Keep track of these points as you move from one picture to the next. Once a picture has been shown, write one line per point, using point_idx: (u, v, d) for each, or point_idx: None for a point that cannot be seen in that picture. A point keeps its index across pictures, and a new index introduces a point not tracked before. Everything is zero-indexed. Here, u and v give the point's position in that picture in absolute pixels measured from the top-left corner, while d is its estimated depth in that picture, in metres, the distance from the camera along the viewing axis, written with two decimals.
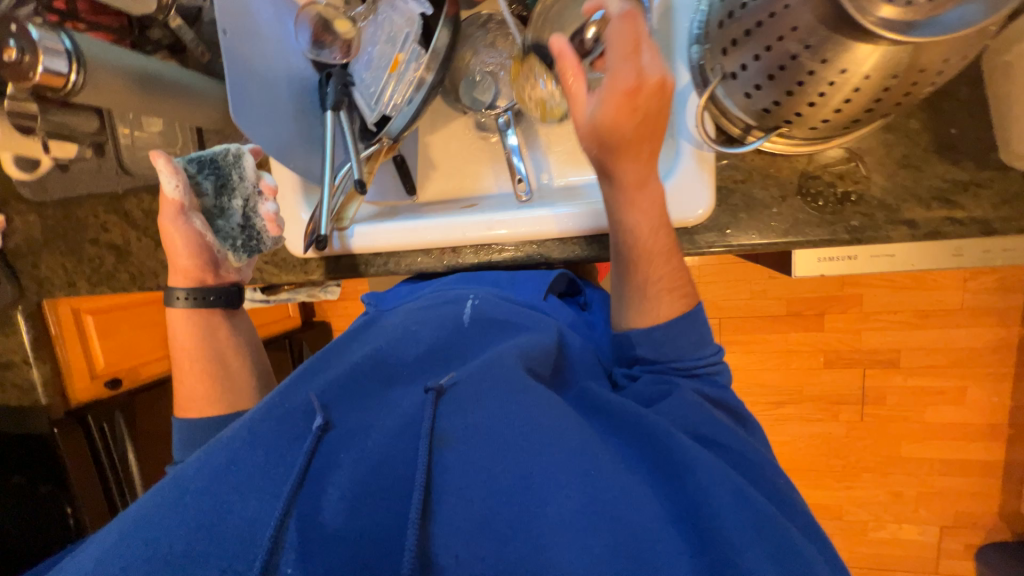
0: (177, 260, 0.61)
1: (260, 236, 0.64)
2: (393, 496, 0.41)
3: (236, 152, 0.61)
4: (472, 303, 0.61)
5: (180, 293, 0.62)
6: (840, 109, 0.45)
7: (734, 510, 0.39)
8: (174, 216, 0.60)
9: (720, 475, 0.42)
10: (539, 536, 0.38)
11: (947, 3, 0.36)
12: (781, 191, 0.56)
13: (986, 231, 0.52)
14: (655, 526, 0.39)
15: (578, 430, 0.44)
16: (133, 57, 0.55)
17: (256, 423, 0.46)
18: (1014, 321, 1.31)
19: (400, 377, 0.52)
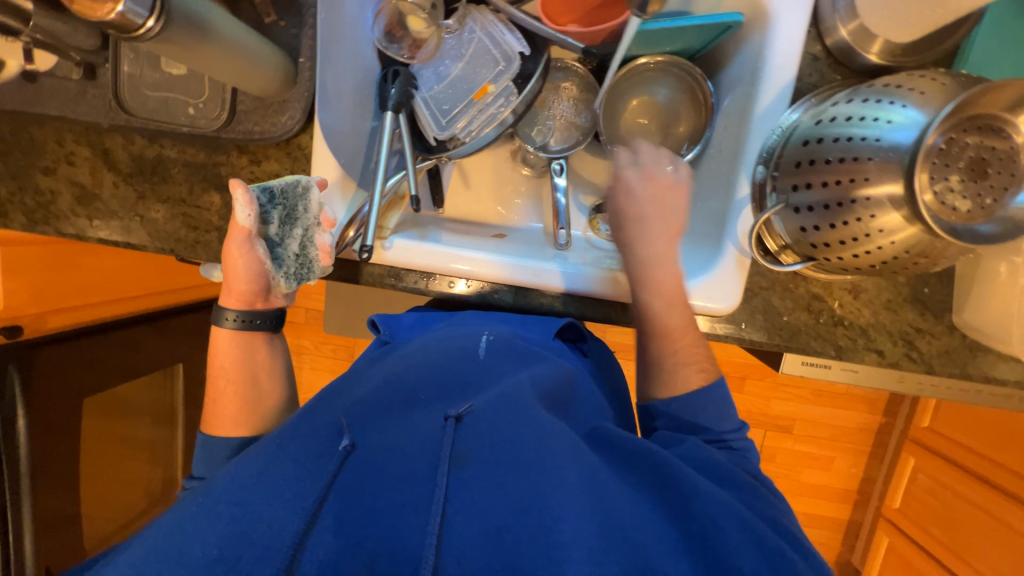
0: (233, 285, 0.61)
1: (313, 266, 0.63)
2: (409, 509, 0.41)
3: (306, 185, 0.62)
4: (486, 339, 0.61)
5: (230, 314, 0.62)
6: (874, 265, 0.53)
7: (735, 541, 0.43)
8: (240, 243, 0.59)
9: (717, 500, 0.45)
10: (553, 548, 0.39)
11: (980, 217, 0.45)
12: (793, 304, 0.65)
13: (928, 370, 0.65)
14: (663, 551, 0.41)
15: (586, 456, 0.47)
16: (201, 4, 0.48)
17: (275, 446, 0.46)
18: (880, 412, 1.61)
19: (416, 398, 0.51)
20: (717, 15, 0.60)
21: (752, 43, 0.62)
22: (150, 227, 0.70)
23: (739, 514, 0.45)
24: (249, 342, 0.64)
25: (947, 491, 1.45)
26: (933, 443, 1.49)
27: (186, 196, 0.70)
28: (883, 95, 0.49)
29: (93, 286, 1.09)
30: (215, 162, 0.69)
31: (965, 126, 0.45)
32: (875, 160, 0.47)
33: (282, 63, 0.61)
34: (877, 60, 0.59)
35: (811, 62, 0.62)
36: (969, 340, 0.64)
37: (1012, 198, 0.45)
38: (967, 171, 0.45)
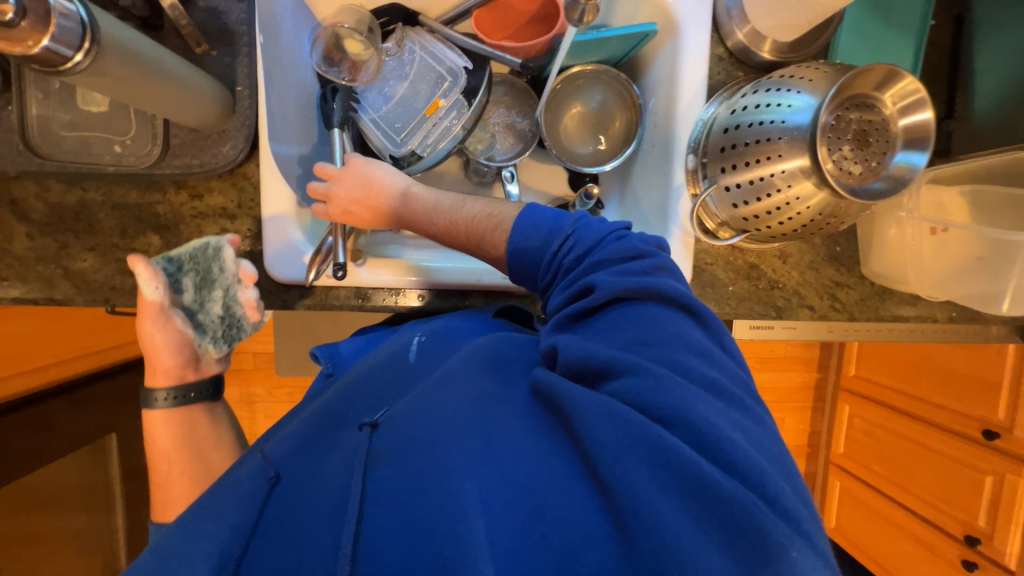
0: (156, 360, 0.64)
1: (240, 324, 0.66)
2: (323, 523, 0.41)
3: (215, 245, 0.61)
4: (417, 342, 0.60)
5: (162, 393, 0.66)
6: (796, 229, 0.61)
7: (635, 466, 0.36)
8: (154, 319, 0.62)
9: (607, 415, 0.39)
10: (454, 533, 0.36)
11: (870, 177, 0.54)
12: (735, 275, 0.73)
13: (851, 317, 0.75)
14: (569, 498, 0.38)
15: (493, 419, 0.44)
16: (134, 37, 0.47)
17: (213, 491, 0.49)
18: (814, 368, 1.80)
19: (342, 416, 0.52)
20: (635, 26, 0.67)
21: (666, 49, 0.70)
22: (77, 279, 0.64)
23: (631, 421, 0.38)
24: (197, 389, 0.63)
25: (880, 429, 1.63)
26: (861, 388, 1.68)
27: (119, 240, 0.64)
28: (780, 84, 0.58)
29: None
30: (149, 201, 0.64)
31: (845, 105, 0.54)
32: (783, 139, 0.55)
33: (219, 92, 0.60)
34: (769, 56, 0.69)
35: (718, 62, 0.71)
36: (878, 286, 0.75)
37: (890, 159, 0.55)
38: (854, 141, 0.54)
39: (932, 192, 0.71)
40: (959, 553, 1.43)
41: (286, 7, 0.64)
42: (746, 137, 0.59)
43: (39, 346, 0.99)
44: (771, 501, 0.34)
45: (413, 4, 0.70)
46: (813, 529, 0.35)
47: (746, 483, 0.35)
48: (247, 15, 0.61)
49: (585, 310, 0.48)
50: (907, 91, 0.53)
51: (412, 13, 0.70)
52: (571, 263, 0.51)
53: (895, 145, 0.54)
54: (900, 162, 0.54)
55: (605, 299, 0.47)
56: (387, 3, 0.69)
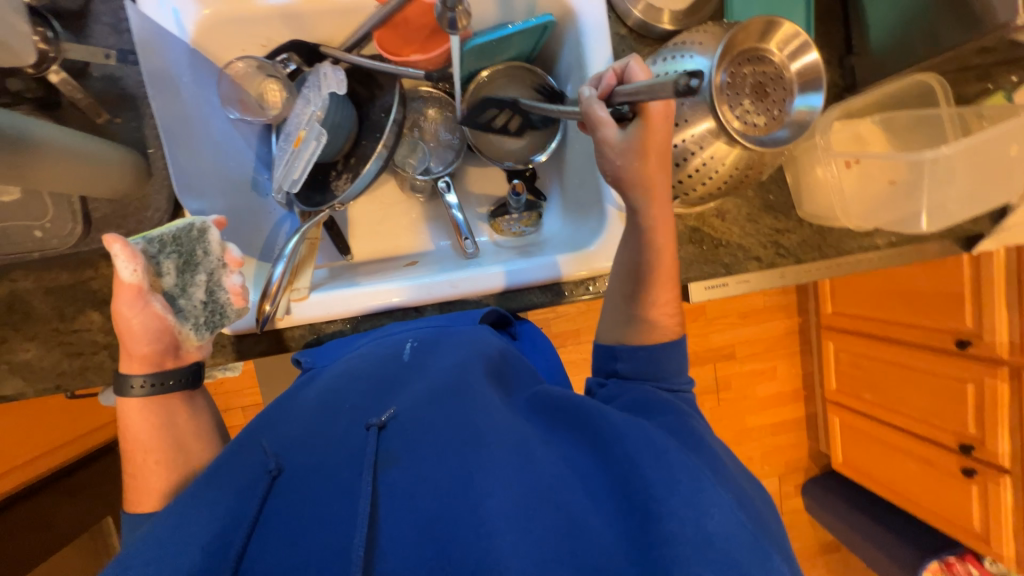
0: (132, 346, 0.54)
1: (226, 310, 0.59)
2: (330, 530, 0.40)
3: (201, 226, 0.57)
4: (410, 347, 0.61)
5: (137, 380, 0.55)
6: (719, 187, 0.63)
7: (656, 471, 0.43)
8: (130, 302, 0.53)
9: (645, 443, 0.45)
10: (480, 527, 0.39)
11: (775, 126, 0.56)
12: (679, 241, 0.74)
13: (797, 260, 0.77)
14: (588, 505, 0.42)
15: (515, 429, 0.47)
16: (20, 121, 0.46)
17: (201, 479, 0.46)
18: (795, 313, 1.84)
19: (340, 412, 0.50)
20: (533, 20, 0.69)
21: (570, 37, 0.72)
22: (24, 370, 0.63)
23: (662, 448, 0.45)
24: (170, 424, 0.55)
25: (865, 359, 1.67)
26: (841, 324, 1.72)
27: (59, 324, 0.63)
28: (676, 51, 0.59)
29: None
30: (82, 279, 0.63)
31: (738, 61, 0.55)
32: (685, 105, 0.57)
33: (129, 161, 0.59)
34: (669, 27, 0.71)
35: (621, 40, 0.73)
36: (816, 226, 0.77)
37: (791, 105, 0.56)
38: (753, 94, 0.56)
39: (849, 127, 0.73)
40: (957, 462, 1.46)
41: (182, 62, 0.63)
42: None
43: (9, 444, 0.96)
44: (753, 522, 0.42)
45: (313, 37, 0.71)
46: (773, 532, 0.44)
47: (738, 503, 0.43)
48: (142, 75, 0.61)
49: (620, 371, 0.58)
50: (789, 37, 0.55)
51: (312, 46, 0.70)
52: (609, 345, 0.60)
53: (793, 91, 0.56)
54: (801, 107, 0.56)
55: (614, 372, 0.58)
56: (285, 41, 0.69)
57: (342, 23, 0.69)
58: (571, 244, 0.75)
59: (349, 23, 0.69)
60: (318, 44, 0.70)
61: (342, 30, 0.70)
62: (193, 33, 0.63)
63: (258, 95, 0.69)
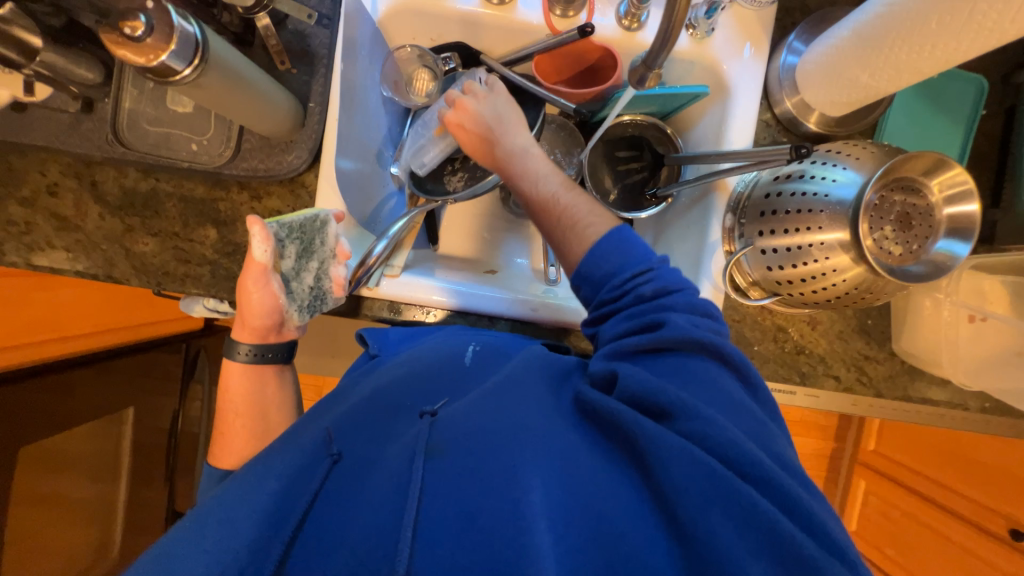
0: (250, 319, 0.61)
1: (326, 298, 0.65)
2: (384, 508, 0.43)
3: (324, 219, 0.62)
4: (472, 350, 0.62)
5: (245, 348, 0.64)
6: (830, 299, 0.61)
7: (699, 495, 0.39)
8: (256, 278, 0.59)
9: (682, 455, 0.40)
10: (519, 525, 0.39)
11: (909, 260, 0.55)
12: (762, 335, 0.73)
13: (877, 393, 0.74)
14: (630, 518, 0.40)
15: (552, 432, 0.46)
16: (231, 55, 0.52)
17: (273, 448, 0.53)
18: (830, 437, 1.74)
19: (402, 399, 0.54)
20: (689, 88, 0.69)
21: (715, 111, 0.73)
22: (136, 260, 0.68)
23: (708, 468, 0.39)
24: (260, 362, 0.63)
25: (896, 511, 1.56)
26: (880, 465, 1.60)
27: (179, 230, 0.69)
28: (826, 158, 0.59)
29: (33, 324, 1.00)
30: (213, 197, 0.69)
31: (890, 186, 0.55)
32: (825, 212, 0.56)
33: (294, 110, 0.64)
34: (816, 128, 0.70)
35: (765, 128, 0.73)
36: (908, 365, 0.73)
37: (931, 245, 0.55)
38: (896, 223, 0.55)
39: (972, 279, 0.70)
40: None
41: (365, 35, 0.69)
42: (787, 205, 0.60)
43: None
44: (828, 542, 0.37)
45: (478, 45, 0.75)
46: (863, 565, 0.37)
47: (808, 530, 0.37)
48: (329, 40, 0.66)
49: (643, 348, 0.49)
50: (955, 180, 0.54)
51: (475, 52, 0.74)
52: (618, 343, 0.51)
53: (937, 233, 0.55)
54: (941, 249, 0.55)
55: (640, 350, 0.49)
56: (454, 41, 0.74)
57: (509, 40, 0.73)
58: None
59: (515, 41, 0.73)
60: (480, 52, 0.74)
61: (506, 46, 0.74)
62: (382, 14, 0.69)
63: (410, 81, 0.75)
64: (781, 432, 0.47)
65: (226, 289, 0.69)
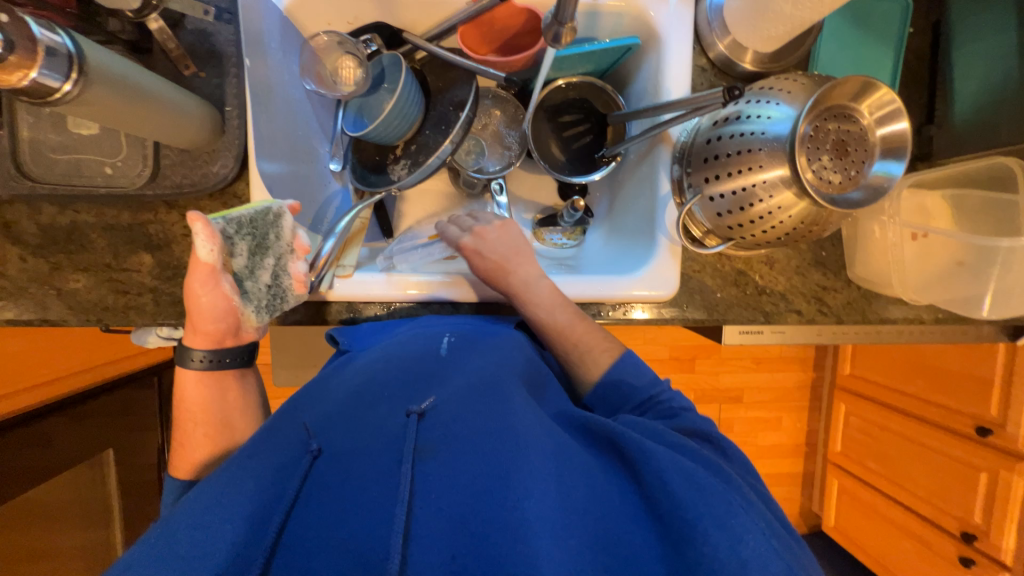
0: (200, 324, 0.57)
1: (286, 295, 0.61)
2: (375, 513, 0.42)
3: (277, 212, 0.59)
4: (447, 340, 0.60)
5: (199, 354, 0.59)
6: (780, 237, 0.62)
7: (691, 497, 0.43)
8: (204, 279, 0.54)
9: (678, 470, 0.45)
10: (517, 526, 0.41)
11: (849, 186, 0.55)
12: (723, 281, 0.74)
13: (838, 320, 0.76)
14: (622, 516, 0.43)
15: (550, 439, 0.48)
16: (127, 68, 0.48)
17: (251, 442, 0.51)
18: (809, 367, 1.80)
19: (382, 394, 0.52)
20: (619, 41, 0.68)
21: (649, 62, 0.71)
22: (70, 299, 0.65)
23: (691, 474, 0.45)
24: (218, 388, 0.60)
25: (876, 427, 1.64)
26: (857, 387, 1.67)
27: (111, 261, 0.65)
28: (760, 95, 0.58)
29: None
30: (140, 222, 0.65)
31: (824, 115, 0.54)
32: (764, 150, 0.56)
33: (209, 116, 0.61)
34: (752, 67, 0.70)
35: (701, 73, 0.72)
36: (865, 290, 0.75)
37: (868, 168, 0.55)
38: (833, 151, 0.55)
39: (915, 197, 0.72)
40: (955, 549, 1.43)
41: (273, 27, 0.65)
42: (727, 148, 0.60)
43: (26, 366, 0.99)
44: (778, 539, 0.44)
45: (398, 22, 0.71)
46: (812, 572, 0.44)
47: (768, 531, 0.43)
48: (234, 36, 0.62)
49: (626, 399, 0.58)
50: (883, 101, 0.54)
51: (396, 31, 0.70)
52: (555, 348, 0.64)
53: (873, 155, 0.55)
54: (878, 172, 0.56)
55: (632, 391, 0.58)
56: (372, 21, 0.70)
57: (429, 13, 0.69)
58: (612, 267, 0.75)
59: (436, 14, 0.69)
60: (402, 30, 0.70)
61: (428, 20, 0.71)
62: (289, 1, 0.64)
63: (336, 72, 0.68)
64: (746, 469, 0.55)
65: (173, 315, 0.66)
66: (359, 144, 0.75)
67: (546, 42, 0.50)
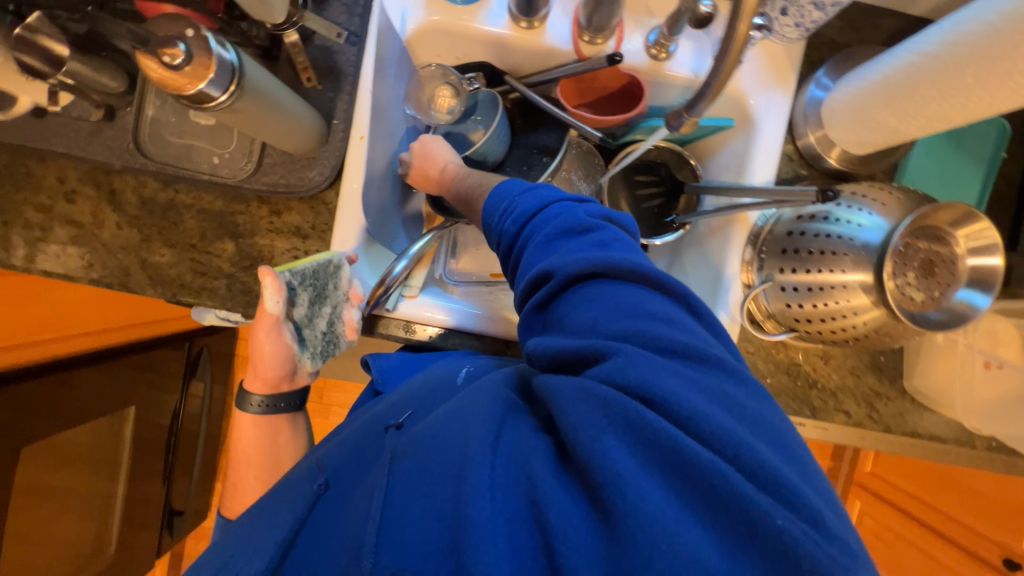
0: (263, 370, 0.66)
1: (338, 341, 0.68)
2: (354, 525, 0.44)
3: (338, 264, 0.63)
4: (464, 371, 0.60)
5: (258, 399, 0.68)
6: (848, 339, 0.62)
7: (652, 496, 0.33)
8: (268, 329, 0.62)
9: (584, 399, 0.37)
10: (461, 528, 0.36)
11: (931, 306, 0.55)
12: (775, 368, 0.73)
13: (886, 429, 0.74)
14: (556, 482, 0.37)
15: (479, 412, 0.44)
16: (259, 74, 0.52)
17: (273, 490, 0.54)
18: (827, 456, 1.76)
19: (379, 418, 0.56)
20: (714, 121, 0.69)
21: (738, 142, 0.73)
22: (152, 270, 0.68)
23: (610, 403, 0.36)
24: None
25: (889, 532, 1.58)
26: (875, 486, 1.62)
27: (197, 242, 0.68)
28: (852, 200, 0.59)
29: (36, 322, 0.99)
30: (231, 210, 0.68)
31: (915, 234, 0.55)
32: (849, 256, 0.56)
33: (318, 128, 0.64)
34: (837, 164, 0.70)
35: (787, 161, 0.73)
36: (919, 403, 0.74)
37: (953, 293, 0.55)
38: (919, 270, 0.55)
39: (986, 321, 0.72)
40: None
41: (393, 54, 0.68)
42: (810, 245, 0.60)
43: None
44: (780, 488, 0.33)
45: (503, 65, 0.74)
46: (863, 557, 0.33)
47: (761, 482, 0.33)
48: (356, 58, 0.65)
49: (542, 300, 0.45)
50: (982, 233, 0.54)
51: (500, 72, 0.73)
52: (511, 233, 0.51)
53: (960, 281, 0.55)
54: (962, 299, 0.55)
55: (565, 286, 0.44)
56: (478, 60, 0.73)
57: (535, 62, 0.72)
58: None
59: (541, 65, 0.72)
60: (505, 72, 0.73)
61: (531, 68, 0.74)
62: (410, 32, 0.68)
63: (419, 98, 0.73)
64: (710, 384, 0.38)
65: (242, 303, 0.69)
66: None
67: (666, 124, 0.55)
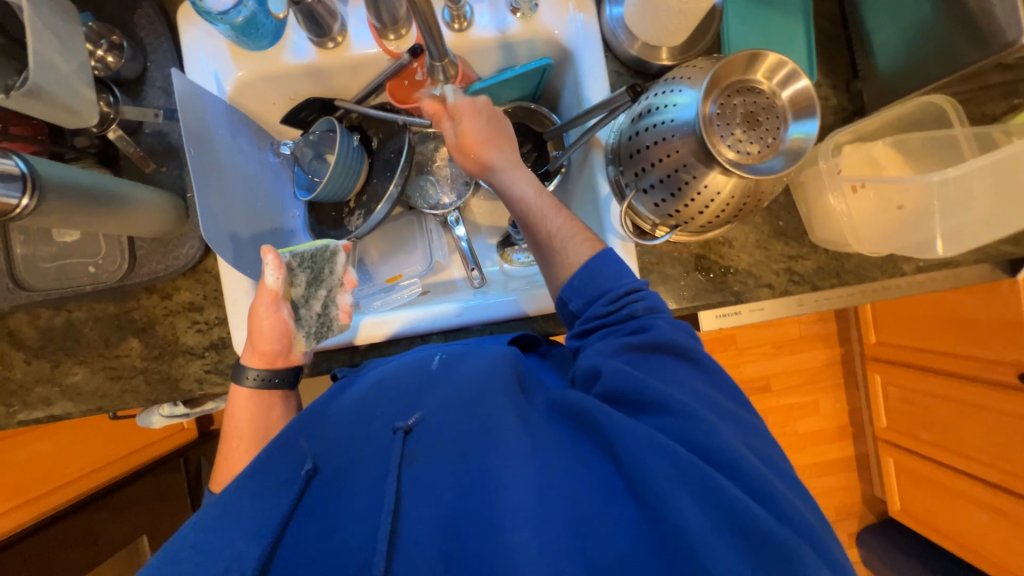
0: (258, 343, 0.61)
1: (333, 324, 0.67)
2: (363, 524, 0.45)
3: (333, 249, 0.68)
4: (439, 357, 0.61)
5: (252, 372, 0.61)
6: (719, 215, 0.62)
7: (704, 526, 0.40)
8: (267, 305, 0.60)
9: (665, 454, 0.43)
10: (507, 554, 0.41)
11: (770, 153, 0.56)
12: (684, 268, 0.73)
13: (813, 287, 0.74)
14: (614, 522, 0.43)
15: (532, 432, 0.49)
16: (81, 174, 0.54)
17: (253, 467, 0.50)
18: (835, 342, 1.73)
19: (376, 412, 0.54)
20: (531, 64, 0.71)
21: (570, 75, 0.75)
22: (71, 391, 0.70)
23: (688, 463, 0.43)
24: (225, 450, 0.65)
25: (915, 394, 1.54)
26: (887, 354, 1.59)
27: (104, 350, 0.70)
28: (668, 86, 0.61)
29: None
30: (126, 309, 0.70)
31: (726, 93, 0.56)
32: (677, 136, 0.58)
33: (169, 203, 0.66)
34: (667, 63, 0.73)
35: (619, 77, 0.76)
36: (833, 252, 0.74)
37: (785, 133, 0.57)
38: (744, 123, 0.56)
39: (860, 152, 0.73)
40: None
41: (216, 113, 0.67)
42: (646, 141, 0.62)
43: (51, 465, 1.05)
44: (799, 530, 0.42)
45: (333, 89, 0.77)
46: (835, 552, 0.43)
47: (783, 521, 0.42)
48: None
49: (632, 347, 0.52)
50: (776, 66, 0.56)
51: (329, 99, 0.77)
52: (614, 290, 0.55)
53: (786, 119, 0.57)
54: (796, 134, 0.56)
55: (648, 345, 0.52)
56: (305, 98, 0.77)
57: (357, 77, 0.75)
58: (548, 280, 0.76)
59: (363, 78, 0.76)
60: (333, 97, 0.77)
61: (358, 83, 0.77)
62: (230, 91, 0.71)
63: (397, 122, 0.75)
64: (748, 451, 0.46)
65: (164, 391, 0.70)
66: (315, 206, 0.84)
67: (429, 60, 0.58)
